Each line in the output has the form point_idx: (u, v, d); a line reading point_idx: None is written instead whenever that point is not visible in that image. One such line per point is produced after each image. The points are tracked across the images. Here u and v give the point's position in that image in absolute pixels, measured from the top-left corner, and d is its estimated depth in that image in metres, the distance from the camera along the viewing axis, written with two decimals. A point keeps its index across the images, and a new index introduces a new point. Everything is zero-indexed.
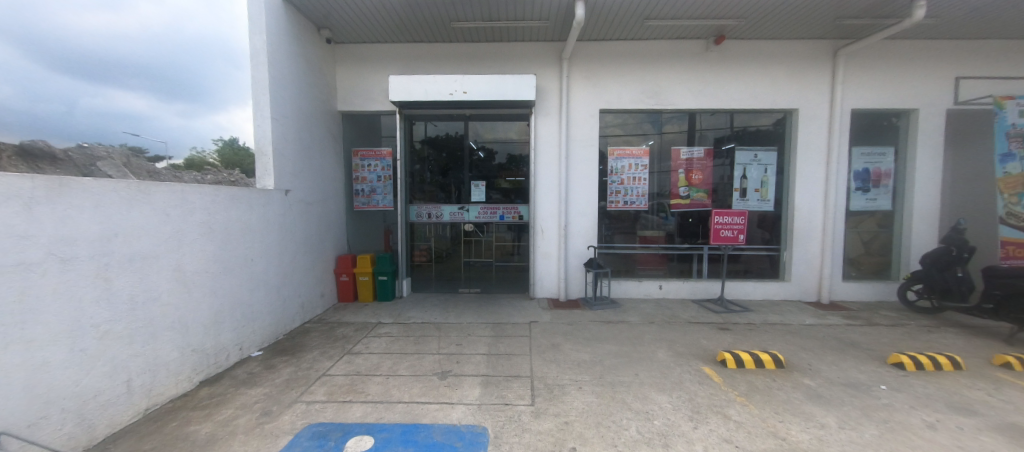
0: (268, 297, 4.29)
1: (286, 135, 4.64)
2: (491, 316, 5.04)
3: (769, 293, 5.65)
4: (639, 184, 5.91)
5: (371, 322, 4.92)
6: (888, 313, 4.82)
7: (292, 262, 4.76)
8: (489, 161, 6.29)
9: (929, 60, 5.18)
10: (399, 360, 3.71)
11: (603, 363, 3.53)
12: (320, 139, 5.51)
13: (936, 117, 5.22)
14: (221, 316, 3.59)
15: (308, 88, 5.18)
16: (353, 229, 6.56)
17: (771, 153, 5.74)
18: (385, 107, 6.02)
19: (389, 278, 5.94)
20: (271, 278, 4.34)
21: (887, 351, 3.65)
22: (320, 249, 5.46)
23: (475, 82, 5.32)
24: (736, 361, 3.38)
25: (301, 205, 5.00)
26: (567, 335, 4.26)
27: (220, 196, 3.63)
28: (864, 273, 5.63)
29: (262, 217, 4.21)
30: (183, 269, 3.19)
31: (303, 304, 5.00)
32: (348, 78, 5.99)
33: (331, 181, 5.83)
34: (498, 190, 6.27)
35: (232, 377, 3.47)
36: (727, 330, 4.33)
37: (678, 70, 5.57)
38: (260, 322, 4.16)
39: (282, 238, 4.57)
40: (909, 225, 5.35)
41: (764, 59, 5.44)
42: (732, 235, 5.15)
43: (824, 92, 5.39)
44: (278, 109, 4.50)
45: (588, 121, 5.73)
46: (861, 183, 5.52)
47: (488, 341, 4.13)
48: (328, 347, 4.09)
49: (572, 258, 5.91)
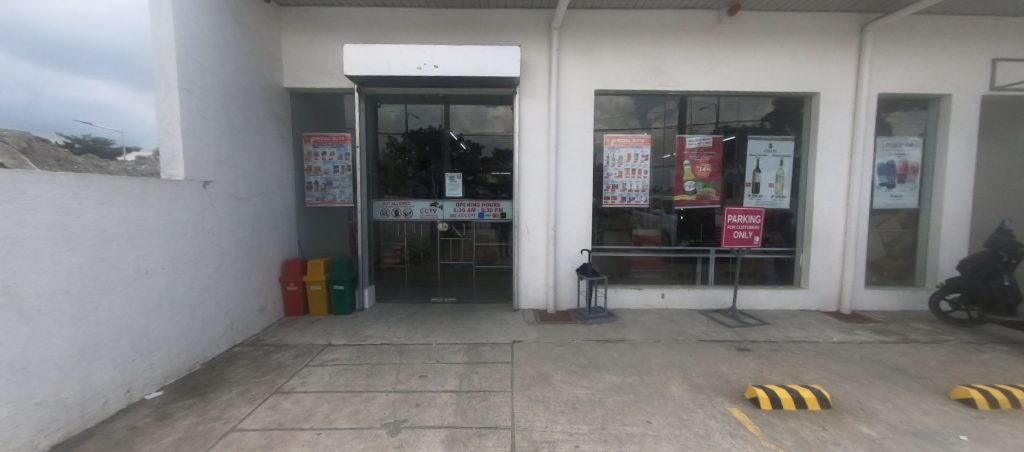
0: (175, 318, 3.33)
1: (205, 113, 3.67)
2: (467, 335, 4.21)
3: (782, 302, 5.02)
4: (639, 177, 5.18)
5: (318, 344, 4.02)
6: (920, 327, 4.24)
7: (215, 273, 3.80)
8: (471, 152, 5.48)
9: (964, 39, 4.61)
10: (340, 404, 2.83)
11: (604, 403, 2.75)
12: (258, 121, 4.52)
13: (971, 103, 4.67)
14: (92, 351, 2.61)
15: (239, 57, 4.19)
16: (305, 228, 5.58)
17: (786, 143, 5.10)
18: (342, 84, 5.07)
19: (347, 288, 5.03)
20: (179, 295, 3.38)
21: (945, 381, 3.00)
22: (259, 254, 4.50)
23: (448, 54, 4.46)
24: (773, 401, 2.64)
25: (229, 200, 4.02)
26: (557, 362, 3.48)
27: (90, 188, 2.61)
28: (885, 279, 5.07)
29: (164, 217, 3.23)
30: (20, 292, 2.17)
31: (232, 324, 4.04)
32: (298, 49, 5.01)
33: (275, 172, 4.86)
34: (483, 185, 5.47)
35: (104, 435, 2.51)
36: (747, 352, 3.64)
37: (686, 46, 4.83)
38: (163, 353, 3.21)
39: (197, 244, 3.59)
40: (937, 225, 4.80)
41: (782, 35, 4.75)
42: (747, 237, 4.48)
43: (848, 73, 4.76)
44: (191, 79, 3.51)
45: (582, 104, 4.93)
46: (886, 177, 4.94)
47: (460, 371, 3.31)
48: (252, 384, 3.17)
49: (563, 263, 5.13)
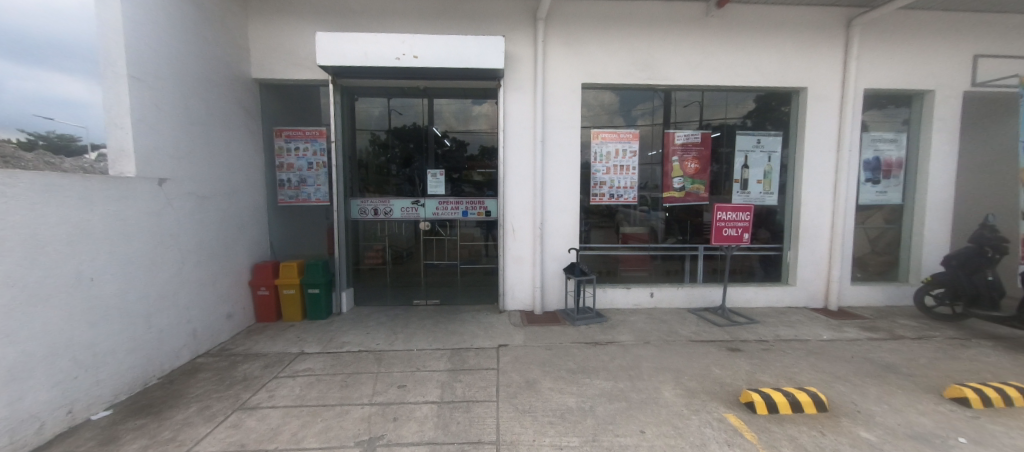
0: (127, 329, 2.97)
1: (159, 103, 3.34)
2: (450, 340, 4.01)
3: (771, 300, 4.98)
4: (627, 174, 5.06)
5: (291, 353, 3.76)
6: (906, 323, 4.25)
7: (174, 278, 3.47)
8: (456, 149, 5.27)
9: (947, 35, 4.64)
10: (309, 420, 2.58)
11: (595, 412, 2.59)
12: (222, 113, 4.20)
13: (953, 99, 4.71)
14: (23, 370, 2.24)
15: (200, 43, 3.86)
16: (277, 229, 5.26)
17: (774, 139, 5.06)
18: (316, 75, 4.78)
19: (322, 291, 4.76)
20: (130, 303, 3.01)
21: (937, 380, 2.97)
22: (225, 257, 4.19)
23: (428, 44, 4.23)
24: (769, 405, 2.54)
25: (191, 199, 3.71)
26: (545, 367, 3.32)
27: (18, 186, 2.22)
28: (870, 275, 5.09)
29: (112, 218, 2.86)
30: None
31: (195, 333, 3.72)
32: (266, 37, 4.69)
33: (243, 169, 4.53)
34: (468, 182, 5.26)
35: None
36: (739, 352, 3.55)
37: (675, 38, 4.71)
38: (113, 368, 2.85)
39: (153, 246, 3.24)
40: (921, 220, 4.84)
41: (771, 28, 4.69)
42: (736, 234, 4.40)
43: (835, 68, 4.74)
44: (142, 65, 3.16)
45: (568, 98, 4.76)
46: (871, 173, 4.94)
47: (442, 380, 3.11)
48: (214, 400, 2.88)
49: (550, 262, 4.97)
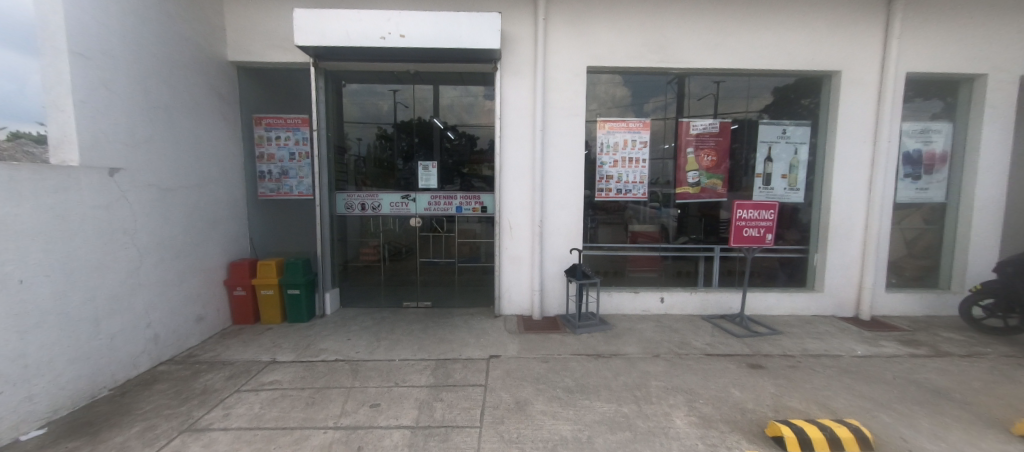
0: (68, 337, 2.60)
1: (108, 84, 2.97)
2: (438, 349, 3.65)
3: (793, 307, 4.51)
4: (636, 167, 4.61)
5: (261, 361, 3.43)
6: (951, 337, 3.77)
7: (130, 279, 3.13)
8: (464, 142, 4.89)
9: (1003, 10, 4.08)
10: (261, 446, 2.22)
11: (593, 444, 2.20)
12: (190, 97, 3.85)
13: (1008, 84, 4.17)
14: None
15: (162, 19, 3.49)
16: (258, 224, 4.96)
17: (801, 129, 4.56)
18: (298, 58, 4.41)
19: (303, 292, 4.42)
20: (72, 308, 2.65)
21: (1001, 411, 2.51)
22: (194, 255, 3.86)
23: (416, 21, 3.82)
24: (802, 442, 2.11)
25: (151, 192, 3.36)
26: (539, 384, 2.94)
27: None
28: (906, 281, 4.59)
29: (47, 212, 2.49)
30: None
31: (157, 338, 3.40)
32: (242, 16, 4.33)
33: (215, 159, 4.19)
34: (477, 177, 4.85)
35: None
36: (761, 369, 3.12)
37: (691, 17, 4.23)
38: (50, 380, 2.50)
39: (101, 243, 2.88)
40: (967, 221, 4.33)
41: (799, 5, 4.18)
42: (758, 235, 3.94)
43: (872, 50, 4.22)
44: (86, 41, 2.80)
45: (571, 83, 4.32)
46: (911, 168, 4.44)
47: (421, 398, 2.75)
48: (161, 419, 2.54)
49: (549, 264, 4.56)
